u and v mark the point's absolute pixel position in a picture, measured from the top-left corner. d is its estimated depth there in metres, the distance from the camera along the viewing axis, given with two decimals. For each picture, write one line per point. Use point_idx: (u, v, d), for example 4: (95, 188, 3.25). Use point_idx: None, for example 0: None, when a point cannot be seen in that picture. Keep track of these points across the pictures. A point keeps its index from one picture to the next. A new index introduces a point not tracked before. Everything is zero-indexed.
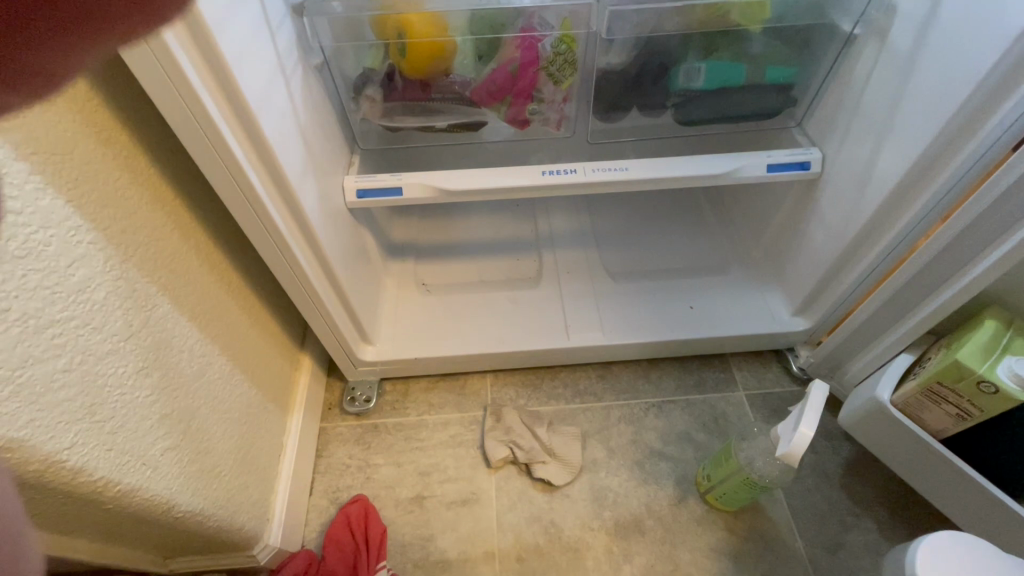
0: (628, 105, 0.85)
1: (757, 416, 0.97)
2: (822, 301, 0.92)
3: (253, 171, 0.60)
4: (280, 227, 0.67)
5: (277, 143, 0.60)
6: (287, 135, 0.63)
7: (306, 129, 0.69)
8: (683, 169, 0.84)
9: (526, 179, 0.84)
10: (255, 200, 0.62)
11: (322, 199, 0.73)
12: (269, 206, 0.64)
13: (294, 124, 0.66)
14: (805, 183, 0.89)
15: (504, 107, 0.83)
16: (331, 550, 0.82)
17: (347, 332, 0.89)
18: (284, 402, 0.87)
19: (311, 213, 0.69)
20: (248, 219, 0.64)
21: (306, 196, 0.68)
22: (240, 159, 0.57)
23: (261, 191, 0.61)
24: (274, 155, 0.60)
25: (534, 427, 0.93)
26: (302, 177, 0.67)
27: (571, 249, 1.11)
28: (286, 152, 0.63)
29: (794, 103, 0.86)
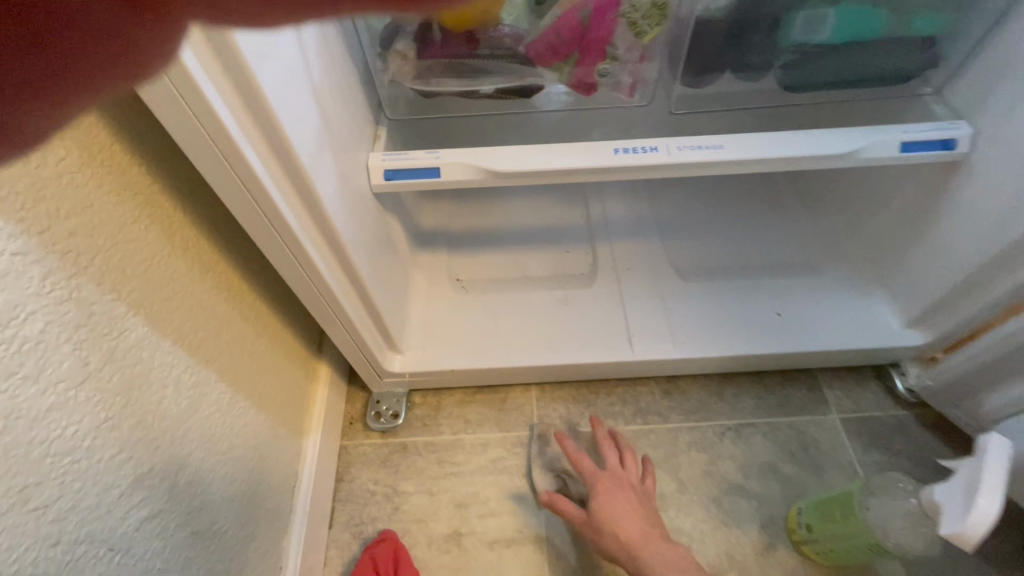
0: (723, 66, 0.67)
1: (855, 446, 0.81)
2: (949, 313, 0.75)
3: (251, 148, 0.45)
4: (289, 219, 0.52)
5: (285, 113, 0.45)
6: (299, 100, 0.48)
7: (323, 93, 0.54)
8: (792, 148, 0.66)
9: (594, 157, 0.67)
10: (255, 185, 0.47)
11: (342, 183, 0.58)
12: (273, 191, 0.49)
13: (309, 85, 0.50)
14: (941, 167, 0.70)
15: (569, 67, 0.66)
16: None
17: (371, 343, 0.74)
18: (298, 422, 0.73)
19: (330, 202, 0.55)
20: (246, 209, 0.50)
21: (322, 181, 0.53)
22: (235, 134, 0.43)
23: (261, 175, 0.47)
24: (281, 127, 0.44)
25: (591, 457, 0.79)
26: (318, 156, 0.52)
27: (630, 239, 0.94)
28: (299, 122, 0.48)
29: (938, 63, 0.67)
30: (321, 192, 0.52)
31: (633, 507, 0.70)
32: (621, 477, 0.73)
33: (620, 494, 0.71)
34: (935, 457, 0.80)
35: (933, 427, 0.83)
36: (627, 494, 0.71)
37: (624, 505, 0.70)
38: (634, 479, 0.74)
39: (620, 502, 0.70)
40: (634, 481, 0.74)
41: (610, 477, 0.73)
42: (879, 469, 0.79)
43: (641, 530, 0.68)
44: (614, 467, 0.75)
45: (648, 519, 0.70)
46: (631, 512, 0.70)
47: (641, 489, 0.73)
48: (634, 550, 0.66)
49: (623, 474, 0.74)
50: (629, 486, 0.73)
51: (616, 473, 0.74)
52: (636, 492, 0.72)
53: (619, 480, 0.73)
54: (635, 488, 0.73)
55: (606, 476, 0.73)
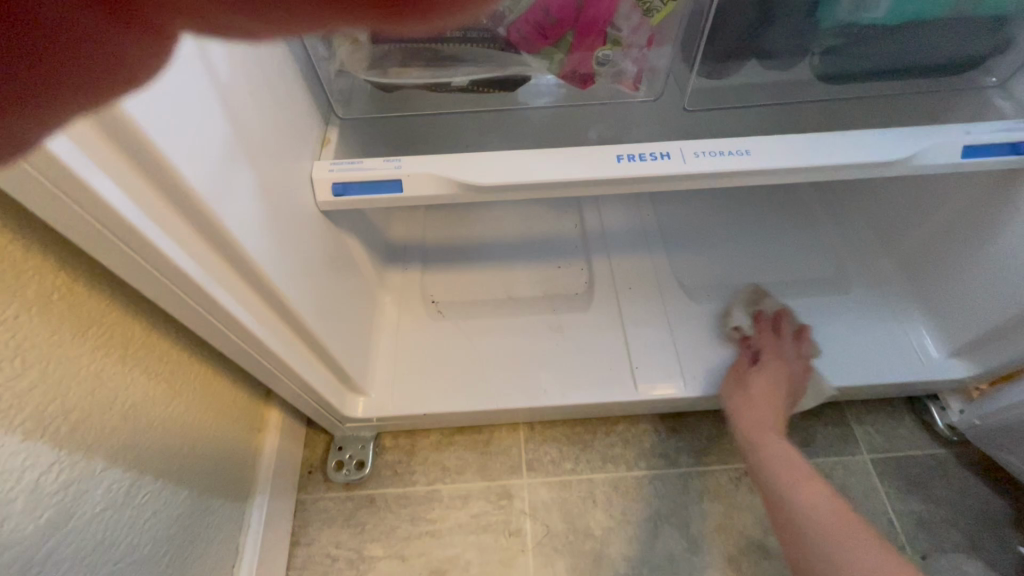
0: (749, 53, 0.54)
1: (890, 492, 0.72)
2: (1002, 346, 0.64)
3: (135, 200, 0.33)
4: (180, 262, 0.38)
5: (155, 118, 0.30)
6: (184, 98, 0.33)
7: (231, 86, 0.39)
8: (834, 153, 0.54)
9: (591, 166, 0.54)
10: (117, 225, 0.33)
11: (265, 205, 0.44)
12: (148, 229, 0.34)
13: (204, 77, 0.36)
14: (1000, 175, 0.58)
15: (560, 53, 0.53)
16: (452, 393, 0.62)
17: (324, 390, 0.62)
18: (238, 486, 0.62)
19: (249, 242, 0.42)
20: (117, 258, 0.36)
21: (238, 219, 0.40)
22: (108, 190, 0.31)
23: (153, 234, 0.35)
24: (146, 139, 0.30)
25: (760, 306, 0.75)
26: (220, 176, 0.37)
27: (630, 253, 0.82)
28: (206, 159, 0.36)
29: (1008, 49, 0.55)
30: (227, 224, 0.38)
31: (765, 393, 0.67)
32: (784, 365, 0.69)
33: (775, 379, 0.68)
34: (978, 504, 0.71)
35: (975, 468, 0.73)
36: (778, 381, 0.68)
37: (763, 385, 0.67)
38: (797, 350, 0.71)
39: (766, 387, 0.67)
40: (800, 356, 0.70)
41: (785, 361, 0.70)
42: (917, 520, 0.70)
43: (764, 419, 0.65)
44: (796, 352, 0.71)
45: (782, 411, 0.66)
46: (769, 401, 0.66)
47: (800, 383, 0.69)
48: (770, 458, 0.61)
49: (793, 354, 0.70)
50: (787, 374, 0.69)
51: (789, 354, 0.70)
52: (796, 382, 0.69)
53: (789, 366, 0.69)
54: (798, 378, 0.69)
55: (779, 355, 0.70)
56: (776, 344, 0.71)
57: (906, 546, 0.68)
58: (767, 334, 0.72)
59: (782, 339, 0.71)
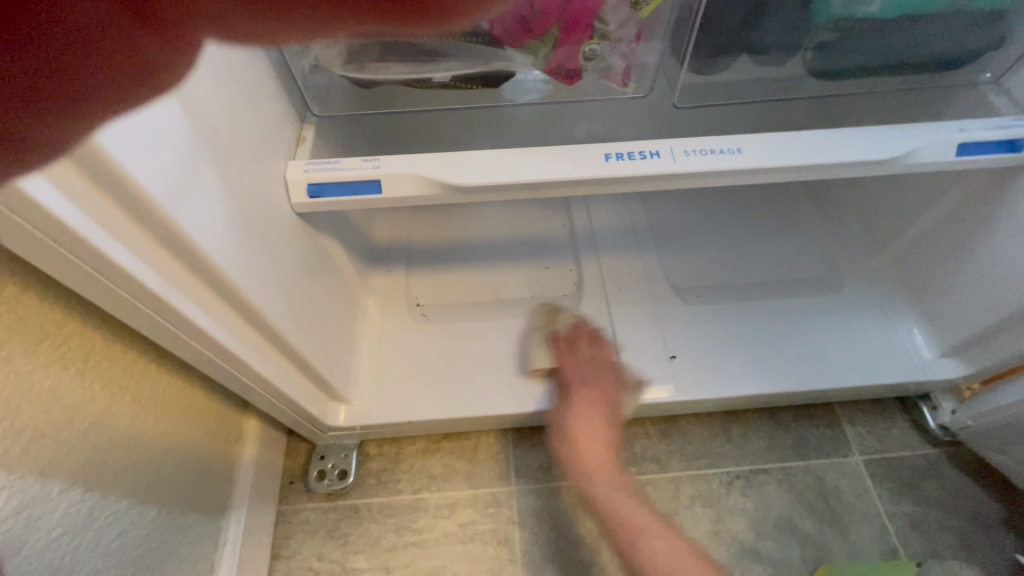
0: (740, 48, 0.53)
1: (882, 494, 0.71)
2: (995, 347, 0.63)
3: (101, 226, 0.32)
4: (126, 264, 0.35)
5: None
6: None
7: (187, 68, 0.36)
8: (829, 151, 0.53)
9: (578, 165, 0.52)
10: (54, 227, 0.30)
11: (228, 201, 0.41)
12: (86, 229, 0.31)
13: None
14: (995, 173, 0.57)
15: (545, 48, 0.50)
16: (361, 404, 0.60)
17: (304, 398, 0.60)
18: (213, 500, 0.59)
19: (223, 257, 0.41)
20: (64, 267, 0.33)
21: (212, 237, 0.39)
22: (71, 219, 0.30)
23: (122, 259, 0.34)
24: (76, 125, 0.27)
25: (556, 324, 0.74)
26: (171, 167, 0.34)
27: (620, 252, 0.80)
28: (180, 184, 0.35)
29: (1003, 44, 0.53)
30: (180, 222, 0.35)
31: (591, 430, 0.65)
32: (598, 389, 0.67)
33: (591, 411, 0.66)
34: (970, 505, 0.70)
35: (966, 469, 0.73)
36: (596, 411, 0.66)
37: (589, 422, 0.65)
38: (599, 361, 0.69)
39: (587, 426, 0.65)
40: (601, 370, 0.69)
41: (591, 384, 0.67)
42: (909, 522, 0.69)
43: (592, 462, 0.64)
44: (602, 367, 0.69)
45: (612, 440, 0.65)
46: (594, 438, 0.64)
47: (616, 400, 0.68)
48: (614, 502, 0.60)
49: (592, 374, 0.68)
50: (598, 398, 0.67)
51: (592, 372, 0.68)
52: (612, 401, 0.67)
53: (593, 389, 0.67)
54: (613, 396, 0.68)
55: (584, 382, 0.67)
56: (582, 366, 0.69)
57: (898, 549, 0.68)
58: (564, 361, 0.69)
59: (583, 360, 0.69)
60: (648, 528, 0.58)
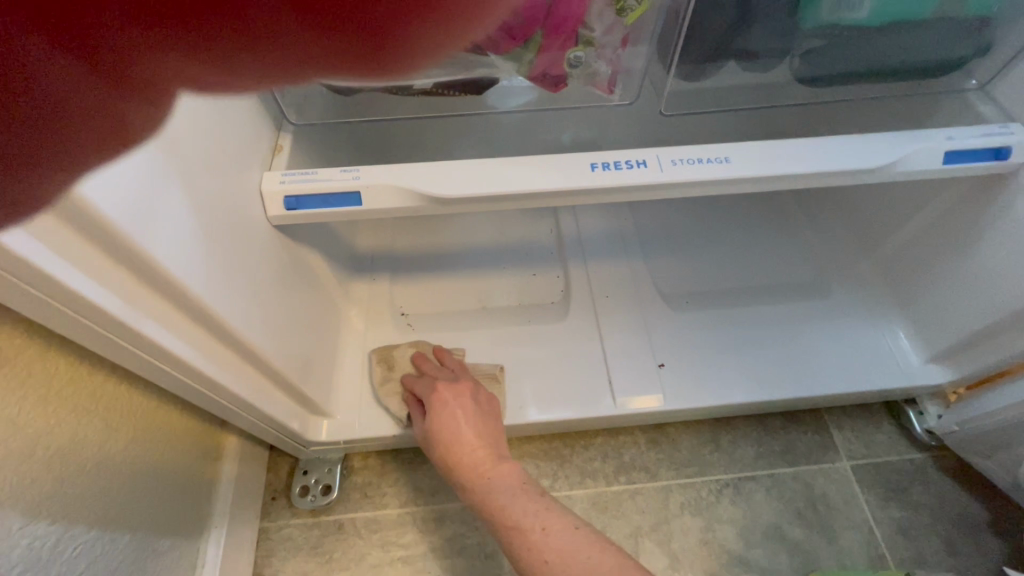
0: (727, 55, 0.52)
1: (870, 499, 0.71)
2: (980, 353, 0.63)
3: (77, 265, 0.32)
4: (94, 296, 0.33)
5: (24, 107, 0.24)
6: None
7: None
8: (817, 160, 0.52)
9: (563, 176, 0.51)
10: (8, 261, 0.28)
11: (195, 214, 0.39)
12: (41, 259, 0.29)
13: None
14: (982, 180, 0.56)
15: (530, 54, 0.49)
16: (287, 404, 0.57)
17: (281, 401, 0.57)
18: (191, 521, 0.58)
19: (202, 284, 0.40)
20: (18, 297, 0.31)
21: (192, 267, 0.39)
22: (49, 263, 0.30)
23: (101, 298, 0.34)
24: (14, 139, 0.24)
25: (393, 359, 0.68)
26: (129, 180, 0.32)
27: (607, 259, 0.79)
28: (160, 222, 0.35)
29: (989, 51, 0.53)
30: (142, 241, 0.33)
31: (470, 429, 0.58)
32: (458, 388, 0.62)
33: (460, 413, 0.60)
34: (956, 510, 0.71)
35: (952, 473, 0.73)
36: (470, 408, 0.60)
37: (462, 424, 0.59)
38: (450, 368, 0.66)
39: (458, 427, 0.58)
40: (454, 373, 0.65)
41: (443, 387, 0.62)
42: (897, 527, 0.69)
43: (475, 465, 0.56)
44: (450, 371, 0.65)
45: (492, 433, 0.59)
46: (468, 440, 0.57)
47: (478, 395, 0.62)
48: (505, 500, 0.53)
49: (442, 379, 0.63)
50: (462, 396, 0.61)
51: (444, 376, 0.64)
52: (475, 397, 0.62)
53: (451, 390, 0.62)
54: (476, 392, 0.62)
55: (436, 386, 0.62)
56: (429, 374, 0.64)
57: (886, 555, 0.68)
58: (410, 379, 0.65)
59: (429, 373, 0.64)
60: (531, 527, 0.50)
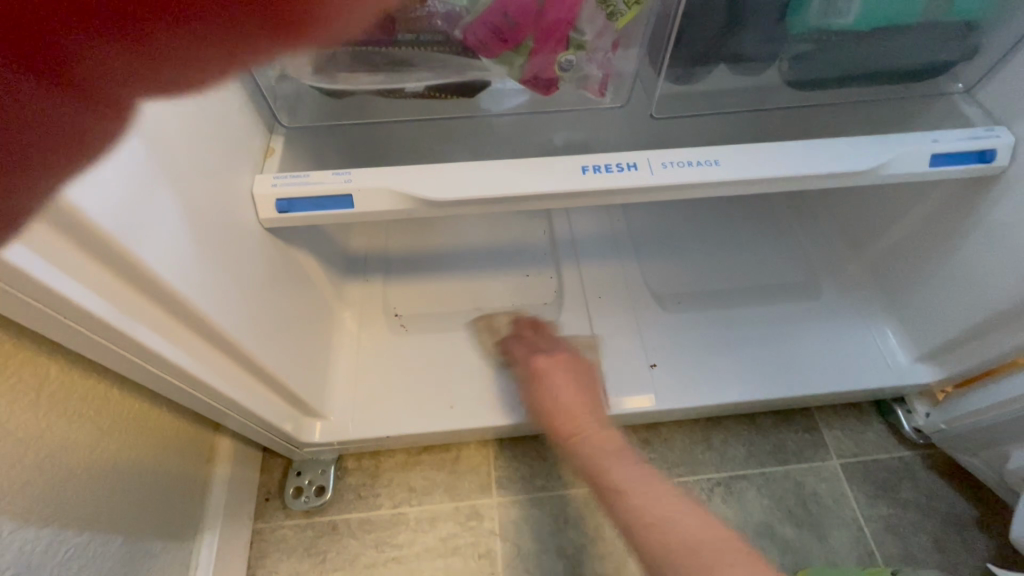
0: (716, 59, 0.52)
1: (860, 497, 0.72)
2: (966, 352, 0.64)
3: (71, 273, 0.32)
4: (88, 303, 0.34)
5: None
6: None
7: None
8: (805, 163, 0.52)
9: (554, 179, 0.51)
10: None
11: (185, 217, 0.39)
12: (29, 264, 0.30)
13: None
14: (968, 182, 0.57)
15: (520, 58, 0.50)
16: (562, 378, 0.64)
17: (558, 371, 0.64)
18: (184, 523, 0.58)
19: (195, 289, 0.41)
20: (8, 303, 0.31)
21: (185, 272, 0.39)
22: (43, 271, 0.31)
23: (95, 305, 0.34)
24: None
25: (495, 325, 0.74)
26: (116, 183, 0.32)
27: (601, 260, 0.80)
28: (153, 228, 0.36)
29: (976, 55, 0.54)
30: (129, 244, 0.33)
31: (569, 394, 0.63)
32: (556, 357, 0.66)
33: (558, 379, 0.64)
34: (944, 507, 0.72)
35: (940, 470, 0.74)
36: (568, 376, 0.64)
37: (561, 389, 0.63)
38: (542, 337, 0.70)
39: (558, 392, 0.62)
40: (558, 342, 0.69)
41: (543, 357, 0.66)
42: (885, 525, 0.70)
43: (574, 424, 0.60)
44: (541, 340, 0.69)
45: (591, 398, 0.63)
46: (565, 404, 0.62)
47: (577, 361, 0.67)
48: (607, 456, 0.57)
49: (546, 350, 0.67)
50: (565, 362, 0.66)
51: (537, 344, 0.68)
52: (574, 366, 0.65)
53: (551, 359, 0.65)
54: (573, 361, 0.66)
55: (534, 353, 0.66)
56: (529, 341, 0.69)
57: (875, 552, 0.69)
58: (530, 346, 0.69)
59: (528, 342, 0.69)
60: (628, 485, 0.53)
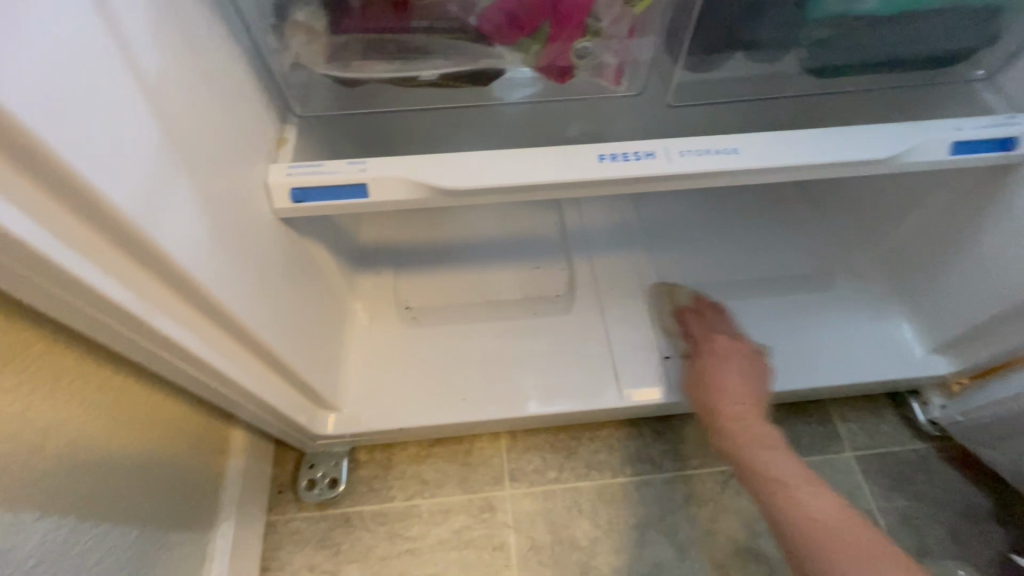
0: (734, 46, 0.52)
1: (874, 490, 0.72)
2: (983, 344, 0.63)
3: (94, 262, 0.32)
4: (110, 293, 0.34)
5: (22, 92, 0.24)
6: (78, 76, 0.28)
7: (153, 64, 0.34)
8: (824, 152, 0.52)
9: (569, 168, 0.51)
10: (17, 250, 0.28)
11: (203, 205, 0.39)
12: (54, 251, 0.29)
13: (107, 41, 0.30)
14: (989, 172, 0.56)
15: (537, 45, 0.49)
16: (733, 365, 0.66)
17: (726, 359, 0.67)
18: (199, 514, 0.58)
19: (213, 280, 0.40)
20: (33, 289, 0.31)
21: (204, 261, 0.39)
22: (67, 260, 0.30)
23: (117, 294, 0.34)
24: (19, 125, 0.24)
25: (676, 299, 0.74)
26: (136, 169, 0.32)
27: (613, 252, 0.79)
28: (173, 217, 0.35)
29: (997, 41, 0.53)
30: (151, 232, 0.33)
31: (736, 383, 0.65)
32: (738, 346, 0.68)
33: (736, 370, 0.67)
34: (959, 499, 0.71)
35: (955, 463, 0.73)
36: (739, 366, 0.67)
37: (730, 379, 0.66)
38: (727, 325, 0.71)
39: (728, 382, 0.65)
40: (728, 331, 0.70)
41: (726, 341, 0.68)
42: (900, 517, 0.70)
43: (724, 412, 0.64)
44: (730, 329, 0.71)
45: (750, 388, 0.66)
46: (737, 392, 0.65)
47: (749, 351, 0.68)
48: (753, 450, 0.61)
49: (729, 336, 0.69)
50: (735, 352, 0.68)
51: (712, 331, 0.70)
52: (752, 359, 0.68)
53: (733, 345, 0.68)
54: (750, 354, 0.68)
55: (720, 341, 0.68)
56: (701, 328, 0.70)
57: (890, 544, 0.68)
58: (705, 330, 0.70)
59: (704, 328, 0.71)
60: (789, 477, 0.58)
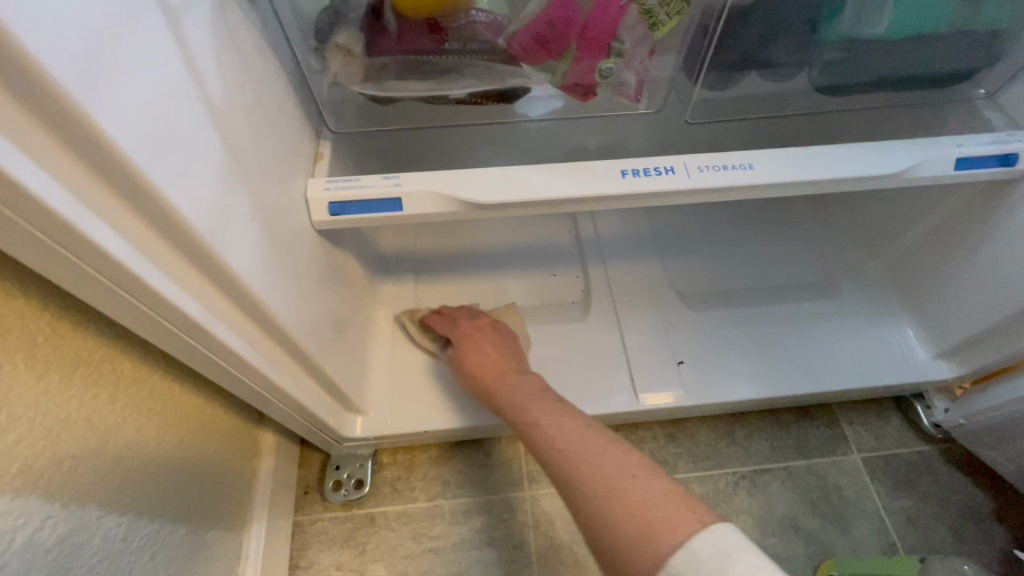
0: (749, 67, 0.54)
1: (881, 491, 0.74)
2: (984, 349, 0.66)
3: (163, 274, 0.35)
4: (178, 303, 0.37)
5: (120, 117, 0.27)
6: (166, 107, 0.31)
7: (220, 91, 0.37)
8: (836, 167, 0.54)
9: (594, 183, 0.53)
10: (96, 257, 0.31)
11: (256, 218, 0.42)
12: (137, 264, 0.33)
13: (180, 63, 0.32)
14: (991, 186, 0.59)
15: (562, 66, 0.52)
16: (485, 339, 0.65)
17: (478, 337, 0.65)
18: (235, 512, 0.60)
19: (264, 290, 0.43)
20: (111, 299, 0.34)
21: (257, 271, 0.42)
22: (143, 272, 0.33)
23: (183, 302, 0.37)
24: (115, 147, 0.27)
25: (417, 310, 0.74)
26: (199, 177, 0.34)
27: (627, 260, 0.82)
28: (234, 231, 0.38)
29: (998, 62, 0.55)
30: (217, 247, 0.36)
31: (494, 353, 0.63)
32: (483, 323, 0.67)
33: (486, 340, 0.65)
34: (962, 501, 0.74)
35: (958, 465, 0.76)
36: (499, 340, 0.65)
37: (480, 351, 0.63)
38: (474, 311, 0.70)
39: (484, 349, 0.63)
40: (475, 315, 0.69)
41: (469, 324, 0.67)
42: (906, 517, 0.72)
43: (493, 377, 0.60)
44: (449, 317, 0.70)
45: (512, 358, 0.63)
46: (492, 361, 0.62)
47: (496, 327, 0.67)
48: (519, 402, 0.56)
49: (468, 318, 0.68)
50: (488, 329, 0.66)
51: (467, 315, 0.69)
52: (501, 336, 0.65)
53: (471, 326, 0.67)
54: (499, 332, 0.66)
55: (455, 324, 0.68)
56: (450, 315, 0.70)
57: (897, 543, 0.71)
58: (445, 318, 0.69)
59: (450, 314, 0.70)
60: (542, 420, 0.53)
